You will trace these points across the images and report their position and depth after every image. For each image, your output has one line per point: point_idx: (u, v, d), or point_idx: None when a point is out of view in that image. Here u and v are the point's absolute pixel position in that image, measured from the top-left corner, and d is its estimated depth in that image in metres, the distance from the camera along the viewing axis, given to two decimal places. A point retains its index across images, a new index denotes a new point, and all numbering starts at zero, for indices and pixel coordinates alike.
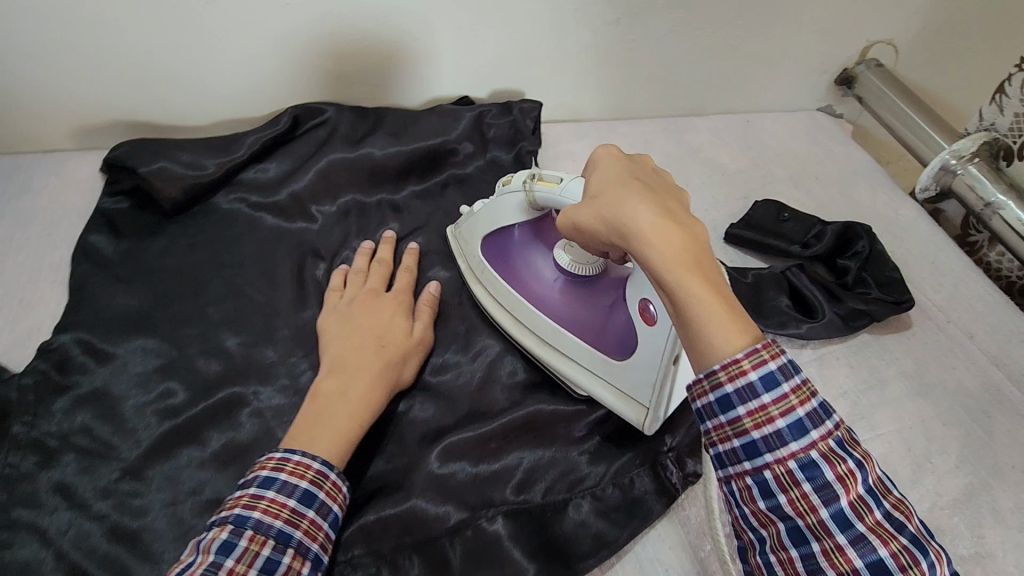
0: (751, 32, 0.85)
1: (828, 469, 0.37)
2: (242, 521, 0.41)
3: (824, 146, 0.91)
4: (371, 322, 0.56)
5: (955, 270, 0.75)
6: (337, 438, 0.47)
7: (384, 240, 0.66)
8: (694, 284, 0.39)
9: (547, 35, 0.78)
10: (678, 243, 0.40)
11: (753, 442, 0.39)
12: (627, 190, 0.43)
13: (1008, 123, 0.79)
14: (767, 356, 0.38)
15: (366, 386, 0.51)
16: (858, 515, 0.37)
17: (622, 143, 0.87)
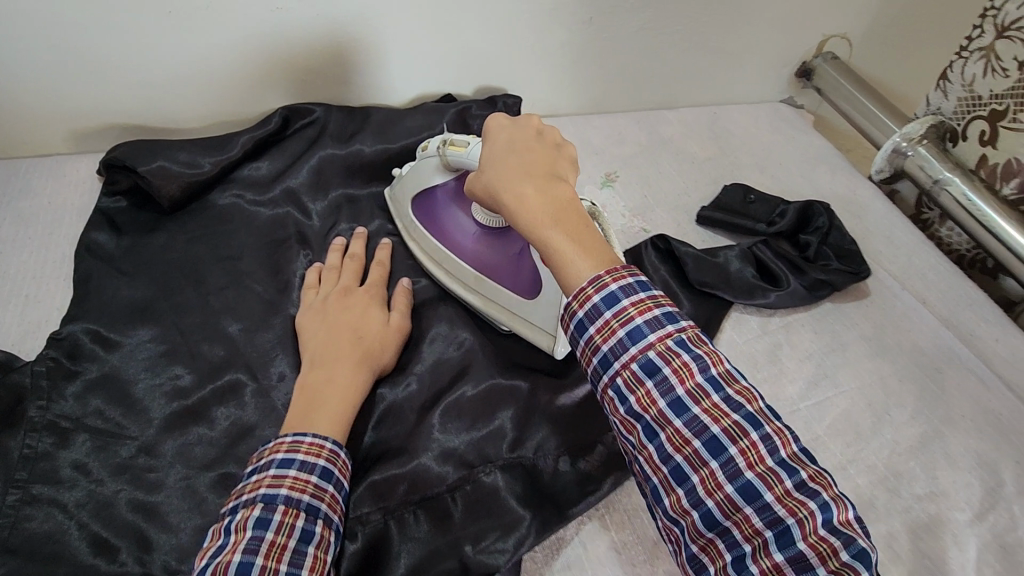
0: (715, 29, 0.90)
1: (665, 364, 0.43)
2: (272, 498, 0.44)
3: (787, 135, 0.97)
4: (352, 314, 0.59)
5: (908, 244, 0.81)
6: (336, 418, 0.50)
7: (356, 236, 0.69)
8: (544, 237, 0.47)
9: (524, 34, 0.83)
10: (543, 203, 0.48)
11: (604, 355, 0.44)
12: (492, 166, 0.52)
13: (952, 107, 0.84)
14: (608, 280, 0.45)
15: (354, 369, 0.54)
16: (694, 400, 0.42)
17: (599, 134, 0.92)
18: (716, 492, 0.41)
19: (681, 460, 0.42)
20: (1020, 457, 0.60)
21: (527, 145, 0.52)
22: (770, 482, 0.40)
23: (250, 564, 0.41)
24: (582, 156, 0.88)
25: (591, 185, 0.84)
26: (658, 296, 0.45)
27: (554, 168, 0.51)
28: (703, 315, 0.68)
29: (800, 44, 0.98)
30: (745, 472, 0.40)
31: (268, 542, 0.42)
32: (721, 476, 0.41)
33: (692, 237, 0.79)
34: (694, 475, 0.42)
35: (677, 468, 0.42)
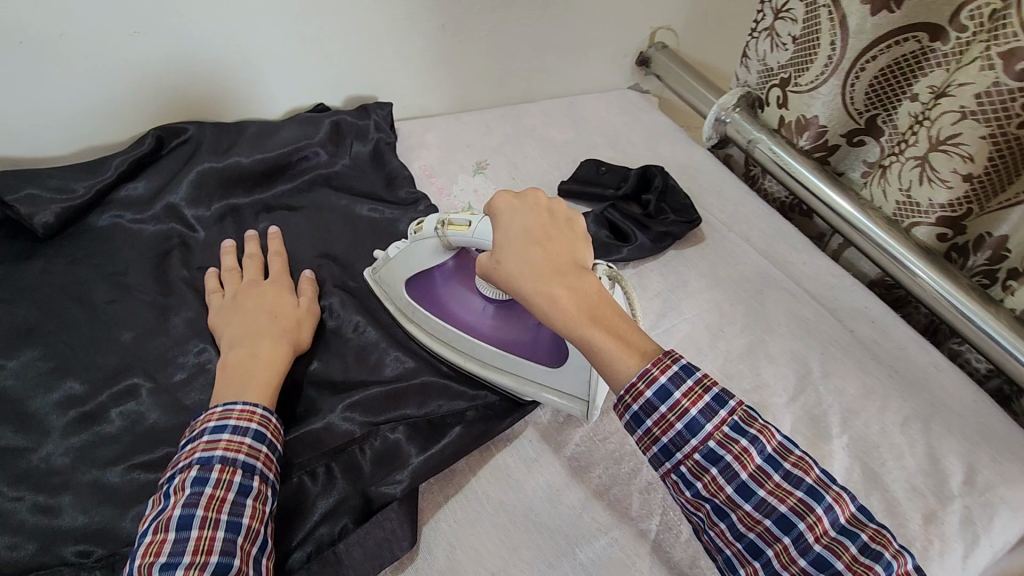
0: (558, 28, 1.03)
1: (725, 452, 0.46)
2: (208, 459, 0.49)
3: (634, 115, 1.12)
4: (266, 302, 0.64)
5: (735, 195, 0.96)
6: (260, 389, 0.55)
7: (249, 238, 0.73)
8: (587, 334, 0.49)
9: (384, 43, 0.91)
10: (574, 303, 0.49)
11: (664, 445, 0.47)
12: (518, 257, 0.52)
13: (755, 78, 1.01)
14: (657, 373, 0.47)
15: (273, 345, 0.59)
16: (758, 483, 0.46)
17: (470, 129, 1.01)
18: (793, 566, 0.45)
19: (754, 537, 0.46)
20: (823, 348, 0.75)
21: (547, 230, 0.54)
22: (839, 552, 0.44)
23: (192, 515, 0.46)
24: (455, 149, 0.97)
25: (465, 174, 0.93)
26: (707, 376, 0.47)
27: (575, 252, 0.53)
28: None
29: (633, 37, 1.13)
30: (815, 546, 0.44)
31: (207, 496, 0.47)
32: (795, 552, 0.45)
33: None
34: (768, 550, 0.46)
35: (751, 544, 0.46)
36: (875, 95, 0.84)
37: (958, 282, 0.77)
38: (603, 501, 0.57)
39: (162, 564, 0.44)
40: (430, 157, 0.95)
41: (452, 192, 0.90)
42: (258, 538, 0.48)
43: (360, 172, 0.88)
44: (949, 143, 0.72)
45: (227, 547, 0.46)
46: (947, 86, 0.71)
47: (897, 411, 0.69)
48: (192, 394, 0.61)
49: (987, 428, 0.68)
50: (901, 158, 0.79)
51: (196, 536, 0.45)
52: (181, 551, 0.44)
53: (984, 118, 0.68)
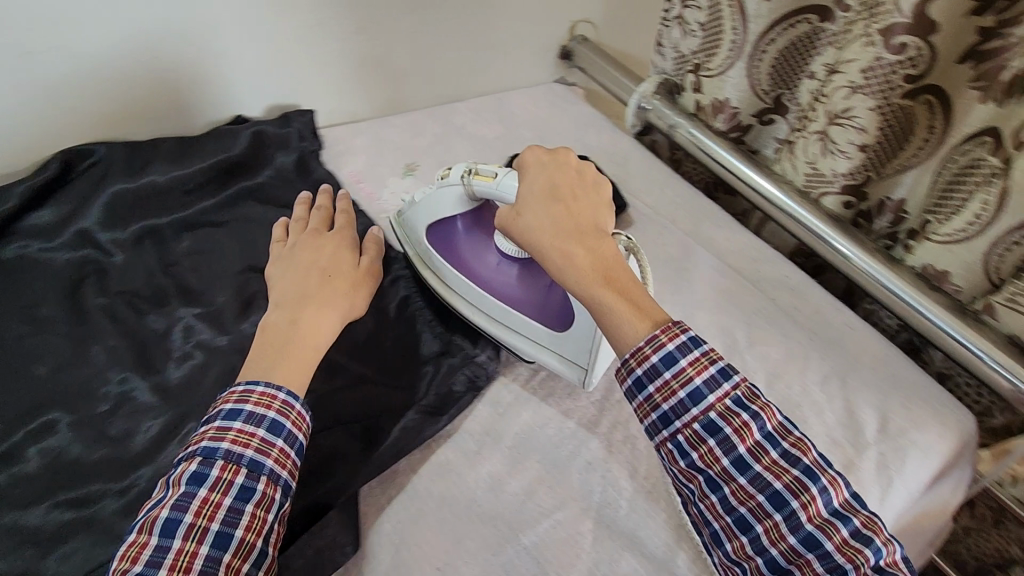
0: (476, 26, 1.04)
1: (726, 424, 0.50)
2: (213, 451, 0.49)
3: (560, 108, 1.14)
4: (324, 261, 0.67)
5: (661, 180, 0.99)
6: (291, 364, 0.55)
7: (320, 192, 0.78)
8: (597, 291, 0.53)
9: (299, 50, 0.90)
10: (588, 265, 0.54)
11: (665, 413, 0.51)
12: (541, 213, 0.57)
13: (672, 65, 1.02)
14: (665, 339, 0.51)
15: (320, 310, 0.61)
16: (755, 458, 0.49)
17: (397, 131, 1.01)
18: (780, 541, 0.48)
19: (745, 512, 0.49)
20: (749, 319, 0.78)
21: (573, 191, 0.59)
22: (829, 533, 0.48)
23: (179, 522, 0.46)
24: (383, 153, 0.96)
25: (394, 178, 0.92)
26: (712, 351, 0.52)
27: (596, 216, 0.58)
28: None
29: (552, 32, 1.15)
30: (806, 524, 0.48)
31: (201, 497, 0.47)
32: (785, 529, 0.48)
33: None
34: (758, 525, 0.49)
35: (741, 518, 0.50)
36: (778, 75, 0.89)
37: (865, 247, 0.81)
38: (545, 485, 0.59)
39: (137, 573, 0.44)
40: (358, 162, 0.94)
41: (382, 195, 0.89)
42: (250, 552, 0.47)
43: (285, 181, 0.87)
44: (844, 117, 0.76)
45: (210, 560, 0.45)
46: (837, 63, 0.76)
47: (816, 370, 0.73)
48: (117, 422, 0.59)
49: (899, 378, 0.73)
50: (805, 133, 0.84)
51: (178, 547, 0.45)
52: (158, 563, 0.44)
53: (871, 91, 0.72)
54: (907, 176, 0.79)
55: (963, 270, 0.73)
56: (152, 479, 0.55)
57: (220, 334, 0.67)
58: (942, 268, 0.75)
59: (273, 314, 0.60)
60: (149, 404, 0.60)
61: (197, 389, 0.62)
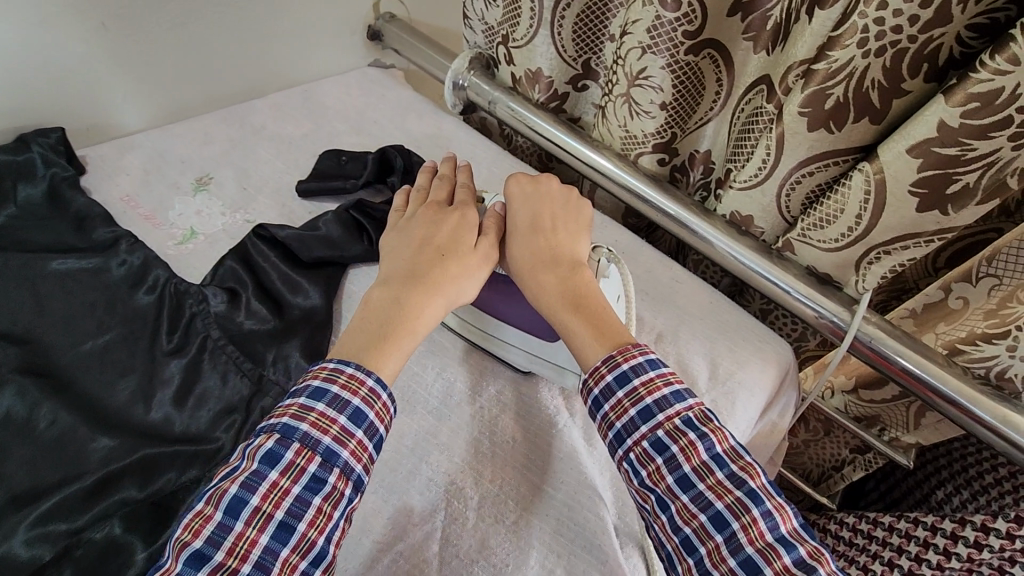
0: (259, 11, 0.92)
1: (672, 442, 0.49)
2: (294, 431, 0.47)
3: (376, 94, 1.05)
4: (441, 232, 0.61)
5: (488, 158, 0.96)
6: (386, 355, 0.52)
7: (448, 159, 0.69)
8: (563, 316, 0.56)
9: (21, 60, 0.74)
10: (555, 293, 0.57)
11: (618, 431, 0.51)
12: (524, 241, 0.60)
13: (483, 39, 1.00)
14: (620, 360, 0.52)
15: (429, 292, 0.56)
16: (700, 477, 0.48)
17: (182, 141, 0.87)
18: (722, 565, 0.45)
19: (688, 531, 0.47)
20: None
21: (554, 225, 0.61)
22: (770, 557, 0.44)
23: (244, 503, 0.44)
24: (166, 168, 0.83)
25: (182, 196, 0.80)
26: (671, 375, 0.52)
27: (572, 244, 0.61)
28: (322, 282, 0.70)
29: (353, 12, 1.06)
30: (747, 547, 0.45)
31: (272, 478, 0.45)
32: (725, 551, 0.45)
33: (298, 213, 0.81)
34: (702, 546, 0.46)
35: (686, 538, 0.47)
36: (581, 41, 0.88)
37: (679, 201, 0.84)
38: (382, 518, 0.54)
39: (196, 548, 0.42)
40: (133, 183, 0.80)
41: (168, 220, 0.77)
42: (310, 550, 0.44)
43: (33, 220, 0.71)
44: (641, 78, 0.77)
45: (267, 551, 0.43)
46: (626, 23, 0.75)
47: (650, 331, 0.75)
48: None
49: (724, 323, 0.76)
50: (613, 98, 0.84)
51: (239, 531, 0.43)
52: (217, 545, 0.42)
53: (659, 50, 0.73)
54: (708, 127, 0.82)
55: (761, 213, 0.77)
56: None
57: None
58: (746, 213, 0.79)
59: (381, 286, 0.57)
60: None
61: None
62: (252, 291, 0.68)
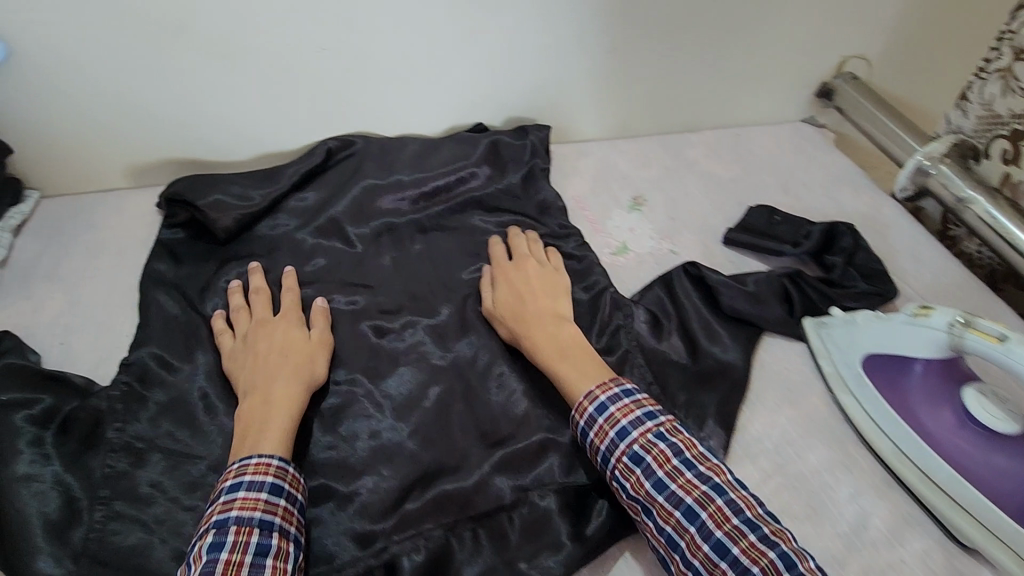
0: (735, 54, 0.94)
1: (647, 454, 0.55)
2: (223, 522, 0.49)
3: (808, 154, 0.99)
4: (502, 298, 0.69)
5: (935, 262, 0.82)
6: (275, 437, 0.55)
7: (252, 270, 0.70)
8: (558, 361, 0.62)
9: (550, 68, 0.86)
10: (552, 342, 0.64)
11: (603, 454, 0.57)
12: (507, 298, 0.69)
13: (973, 125, 0.86)
14: (598, 393, 0.59)
15: (293, 384, 0.59)
16: (671, 479, 0.54)
17: (625, 157, 0.94)
18: (698, 552, 0.51)
19: (670, 530, 0.52)
20: None
21: (531, 283, 0.70)
22: (736, 539, 0.50)
23: None
24: (610, 181, 0.90)
25: (619, 210, 0.85)
26: (641, 400, 0.59)
27: (554, 301, 0.69)
28: (739, 342, 0.69)
29: (817, 65, 1.00)
30: (716, 531, 0.51)
31: (223, 560, 0.47)
32: (699, 539, 0.51)
33: (720, 259, 0.79)
34: (681, 541, 0.52)
35: (670, 537, 0.52)
36: None
37: None
38: None
39: None
40: (584, 188, 0.89)
41: (607, 228, 0.83)
42: None
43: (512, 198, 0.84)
44: None
45: None
46: None
47: None
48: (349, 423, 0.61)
49: None
50: None
51: None
52: None
53: None
54: None
55: None
56: (375, 490, 0.56)
57: (444, 354, 0.67)
58: None
59: (248, 394, 0.58)
60: (377, 408, 0.62)
61: (420, 406, 0.62)
62: (673, 325, 0.71)
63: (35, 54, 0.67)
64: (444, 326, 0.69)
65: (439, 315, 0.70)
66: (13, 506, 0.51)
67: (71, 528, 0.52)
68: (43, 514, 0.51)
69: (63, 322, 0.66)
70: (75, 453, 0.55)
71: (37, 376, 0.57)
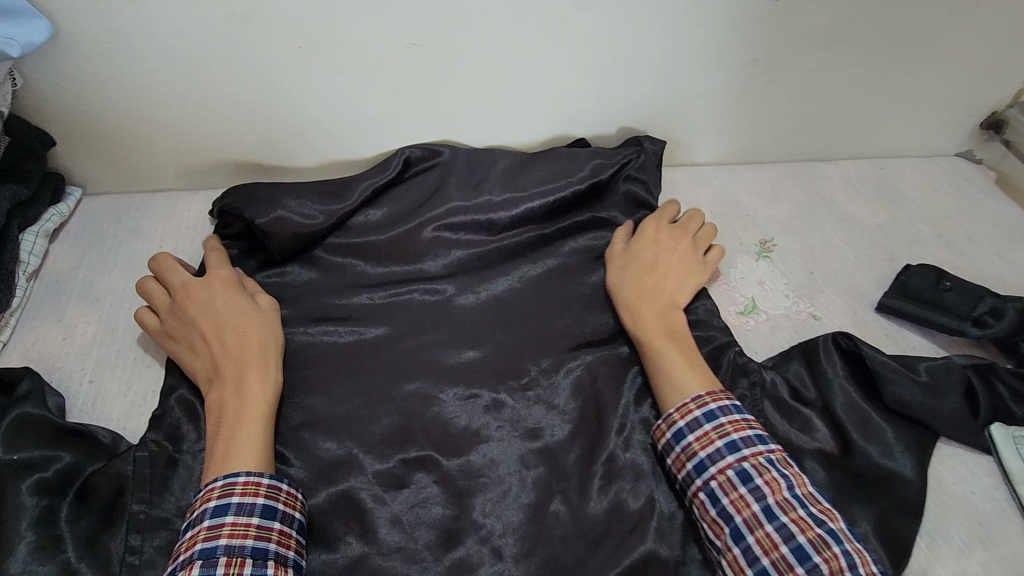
0: (898, 73, 0.77)
1: (758, 475, 0.47)
2: (211, 552, 0.42)
3: (970, 199, 0.82)
4: (641, 255, 0.62)
5: None
6: (258, 436, 0.48)
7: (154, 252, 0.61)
8: (665, 349, 0.55)
9: (676, 80, 0.71)
10: (664, 330, 0.56)
11: (701, 461, 0.49)
12: (635, 270, 0.60)
13: None
14: (709, 399, 0.51)
15: (262, 367, 0.52)
16: (782, 510, 0.46)
17: (748, 189, 0.79)
18: None
19: (767, 564, 0.44)
20: None
21: (665, 263, 0.61)
22: None
23: None
24: (731, 218, 0.75)
25: (745, 256, 0.71)
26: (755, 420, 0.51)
27: (682, 289, 0.60)
28: (914, 449, 0.54)
29: (994, 92, 0.82)
30: None
31: None
32: None
33: (873, 331, 0.65)
34: None
35: (763, 571, 0.44)
36: None
37: None
38: None
39: None
40: None
41: (731, 279, 0.68)
42: None
43: None
44: None
45: None
46: None
47: None
48: (423, 519, 0.49)
49: None
50: None
51: None
52: None
53: None
54: None
55: None
56: None
57: (537, 433, 0.53)
58: None
59: (215, 384, 0.51)
60: (455, 500, 0.50)
61: (507, 504, 0.50)
62: (818, 411, 0.56)
63: (79, 33, 0.57)
64: (539, 392, 0.56)
65: (529, 376, 0.56)
66: None
67: None
68: None
69: (95, 352, 0.57)
70: (93, 532, 0.45)
71: (53, 432, 0.48)
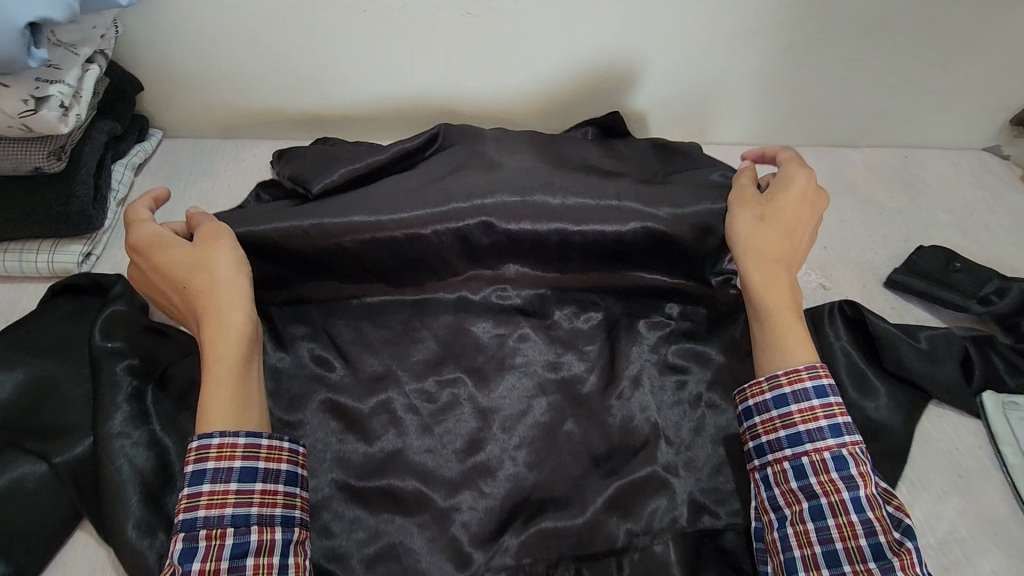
0: (931, 64, 0.79)
1: (855, 465, 0.48)
2: (192, 524, 0.44)
3: (993, 191, 0.84)
4: (788, 211, 0.57)
5: None
6: (227, 391, 0.48)
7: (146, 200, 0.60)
8: (788, 320, 0.53)
9: (711, 60, 0.76)
10: (790, 299, 0.54)
11: (797, 433, 0.49)
12: (777, 227, 0.56)
13: None
14: (823, 372, 0.50)
15: (220, 311, 0.50)
16: (870, 504, 0.47)
17: None
18: None
19: (840, 547, 0.46)
20: None
21: (803, 229, 0.57)
22: None
23: None
24: None
25: None
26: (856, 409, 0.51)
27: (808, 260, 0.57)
28: (904, 405, 0.59)
29: None
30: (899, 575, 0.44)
31: (197, 570, 0.43)
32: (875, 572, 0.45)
33: (879, 303, 0.69)
34: (846, 565, 0.46)
35: (833, 552, 0.46)
36: None
37: None
38: None
39: None
40: None
41: None
42: None
43: None
44: None
45: None
46: None
47: None
48: (450, 426, 0.55)
49: None
50: None
51: None
52: None
53: None
54: None
55: None
56: (475, 509, 0.51)
57: (557, 366, 0.59)
58: None
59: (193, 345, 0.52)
60: (480, 415, 0.56)
61: (526, 422, 0.56)
62: None
63: None
64: (559, 332, 0.61)
65: (553, 317, 0.62)
66: (110, 461, 0.48)
67: (166, 492, 0.49)
68: (138, 470, 0.49)
69: None
70: (172, 413, 0.52)
71: (140, 327, 0.56)
